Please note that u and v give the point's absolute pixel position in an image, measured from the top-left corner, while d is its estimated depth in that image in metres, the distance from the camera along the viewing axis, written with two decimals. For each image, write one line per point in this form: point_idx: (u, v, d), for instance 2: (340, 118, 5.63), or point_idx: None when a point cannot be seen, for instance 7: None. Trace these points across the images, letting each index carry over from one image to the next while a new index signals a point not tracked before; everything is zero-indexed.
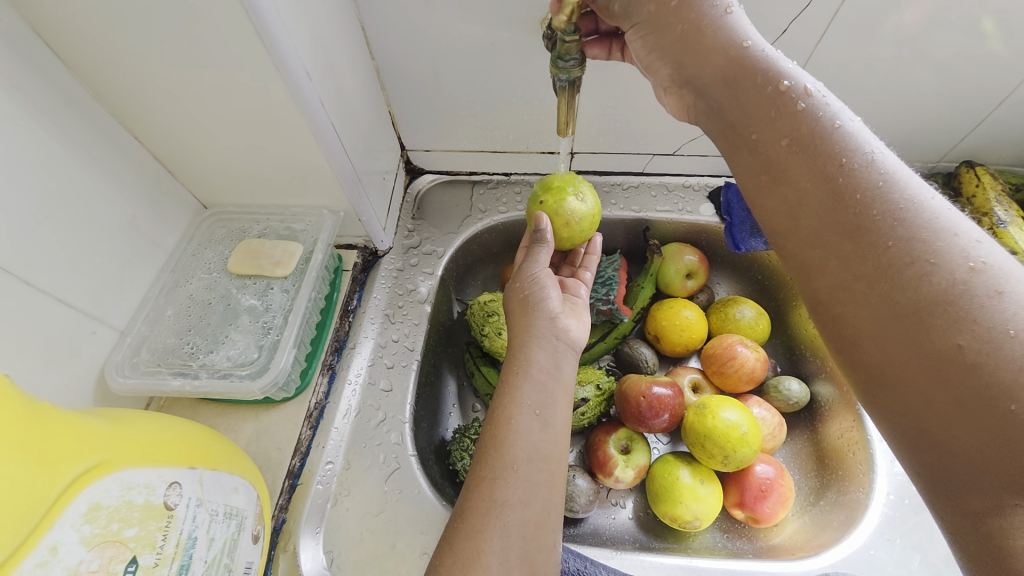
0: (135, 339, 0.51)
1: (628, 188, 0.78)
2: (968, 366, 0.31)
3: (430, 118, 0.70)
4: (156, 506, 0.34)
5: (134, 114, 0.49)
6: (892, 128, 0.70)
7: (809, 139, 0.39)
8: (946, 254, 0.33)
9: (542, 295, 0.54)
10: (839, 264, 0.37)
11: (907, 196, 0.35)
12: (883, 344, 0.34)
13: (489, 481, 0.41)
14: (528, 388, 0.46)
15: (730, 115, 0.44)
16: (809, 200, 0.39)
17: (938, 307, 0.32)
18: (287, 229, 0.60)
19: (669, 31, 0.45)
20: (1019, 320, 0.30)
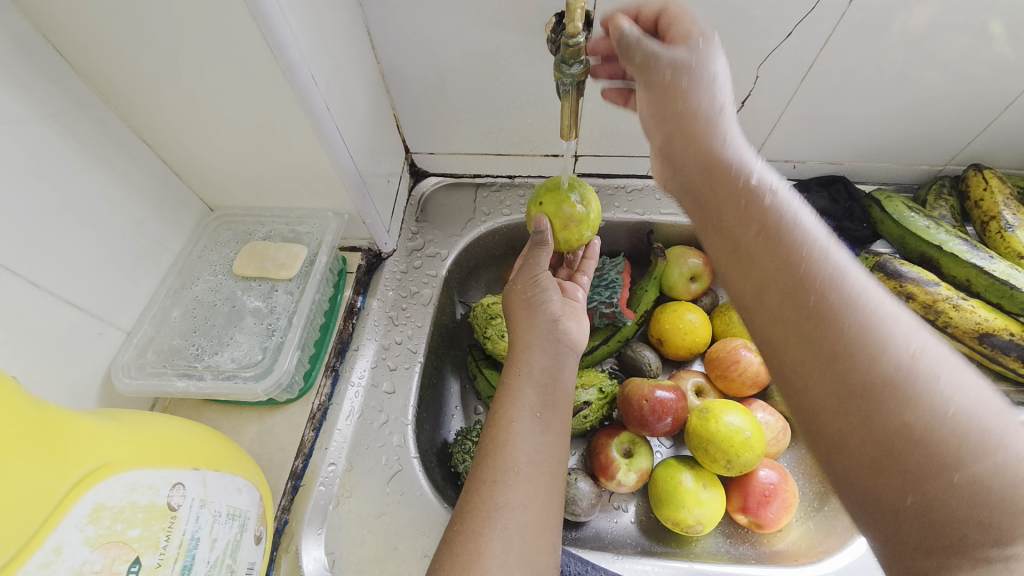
0: (141, 340, 0.51)
1: (633, 191, 0.78)
2: (915, 444, 0.28)
3: (435, 121, 0.71)
4: (160, 507, 0.34)
5: (142, 117, 0.50)
6: (899, 132, 0.70)
7: (770, 226, 0.38)
8: (889, 335, 0.31)
9: (541, 298, 0.55)
10: (795, 344, 0.35)
11: (851, 280, 0.34)
12: (837, 423, 0.32)
13: (489, 484, 0.41)
14: (529, 389, 0.47)
15: (704, 199, 0.45)
16: (768, 277, 0.37)
17: (887, 388, 0.30)
18: (292, 231, 0.61)
19: (670, 100, 0.47)
20: (960, 403, 0.28)
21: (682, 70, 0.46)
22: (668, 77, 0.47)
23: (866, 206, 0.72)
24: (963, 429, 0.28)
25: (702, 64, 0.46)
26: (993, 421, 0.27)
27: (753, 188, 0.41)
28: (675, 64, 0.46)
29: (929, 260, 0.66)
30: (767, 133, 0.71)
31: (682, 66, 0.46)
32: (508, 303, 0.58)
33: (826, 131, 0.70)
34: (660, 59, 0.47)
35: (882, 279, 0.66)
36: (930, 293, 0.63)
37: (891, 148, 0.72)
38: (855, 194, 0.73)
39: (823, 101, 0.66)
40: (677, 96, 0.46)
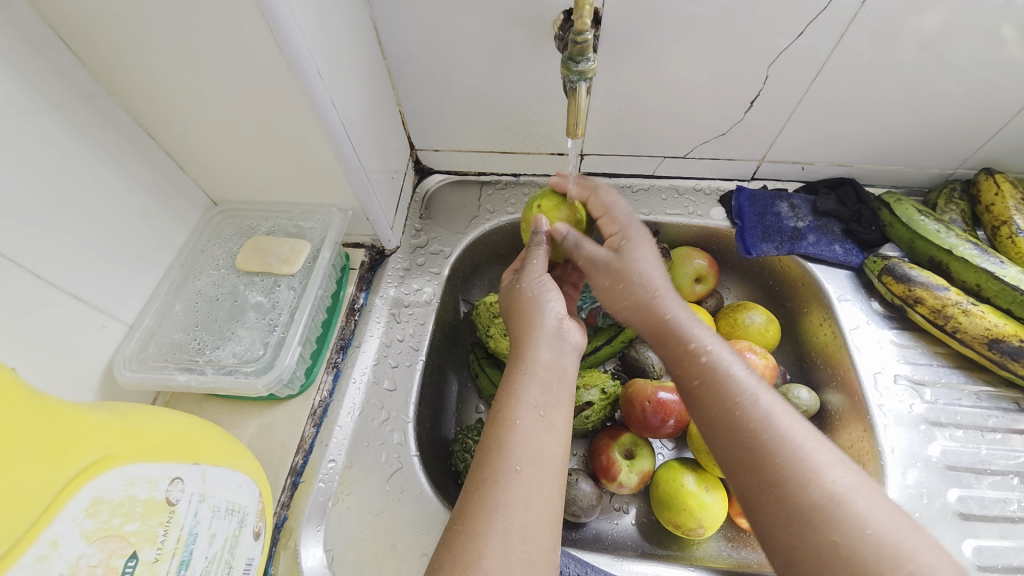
0: (144, 334, 0.51)
1: (638, 191, 0.78)
2: (847, 566, 0.33)
3: (440, 119, 0.70)
4: (159, 502, 0.34)
5: (147, 110, 0.50)
6: (910, 135, 0.69)
7: (713, 379, 0.43)
8: (817, 467, 0.37)
9: (545, 300, 0.54)
10: (741, 476, 0.39)
11: (781, 417, 0.39)
12: (784, 541, 0.36)
13: (492, 484, 0.41)
14: (534, 388, 0.47)
15: (660, 350, 0.50)
16: (713, 414, 0.42)
17: (818, 512, 0.35)
18: (295, 227, 0.61)
19: (608, 296, 0.56)
20: (874, 522, 0.34)
21: (611, 264, 0.56)
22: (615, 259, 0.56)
23: (875, 208, 0.71)
24: (881, 545, 0.33)
25: (630, 263, 0.55)
26: (903, 541, 0.33)
27: (693, 351, 0.47)
28: (602, 263, 0.56)
29: (938, 264, 0.65)
30: (776, 134, 0.70)
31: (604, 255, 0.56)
32: (507, 303, 0.57)
33: (835, 133, 0.69)
34: (592, 266, 0.57)
35: (890, 283, 0.65)
36: (939, 297, 0.62)
37: (902, 150, 0.71)
38: (863, 196, 0.72)
39: (834, 103, 0.65)
40: (608, 291, 0.56)
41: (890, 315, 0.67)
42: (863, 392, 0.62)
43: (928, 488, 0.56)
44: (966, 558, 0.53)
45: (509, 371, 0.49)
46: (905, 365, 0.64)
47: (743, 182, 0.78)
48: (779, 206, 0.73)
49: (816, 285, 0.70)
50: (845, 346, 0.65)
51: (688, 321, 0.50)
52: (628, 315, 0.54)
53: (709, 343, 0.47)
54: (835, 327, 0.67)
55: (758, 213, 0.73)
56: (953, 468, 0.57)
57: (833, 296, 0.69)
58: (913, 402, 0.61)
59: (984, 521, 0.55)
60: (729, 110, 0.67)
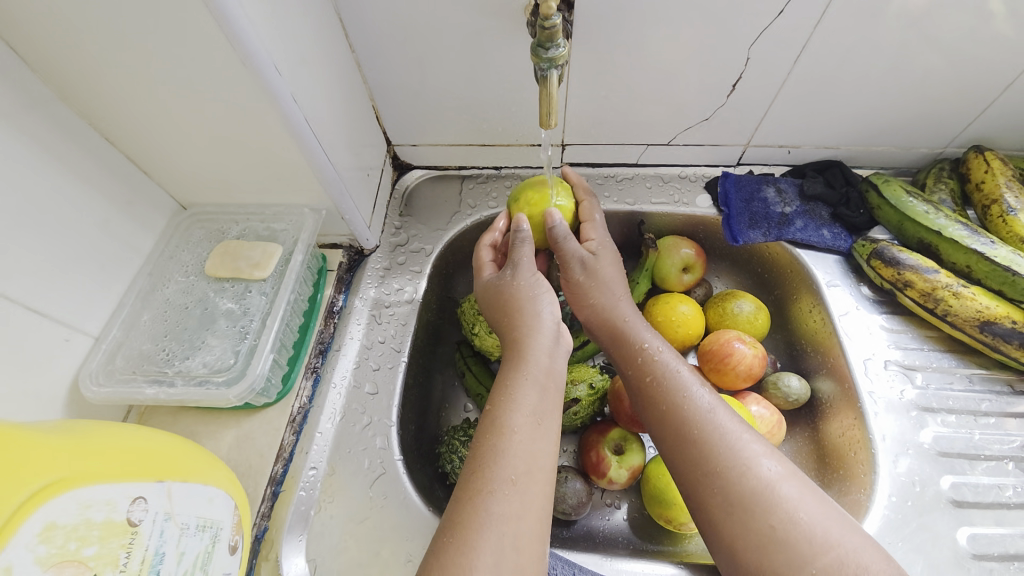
0: (110, 346, 0.50)
1: (623, 180, 0.76)
2: (781, 544, 0.39)
3: (416, 113, 0.68)
4: (119, 523, 0.33)
5: (102, 113, 0.48)
6: (898, 115, 0.67)
7: (663, 378, 0.49)
8: (754, 458, 0.43)
9: (540, 300, 0.53)
10: (691, 472, 0.44)
11: (722, 414, 0.46)
12: (731, 526, 0.41)
13: (485, 494, 0.39)
14: (531, 393, 0.46)
15: (617, 351, 0.54)
16: (665, 412, 0.48)
17: (758, 502, 0.41)
18: (267, 229, 0.59)
19: (582, 292, 0.58)
20: (803, 504, 0.40)
21: (588, 263, 0.58)
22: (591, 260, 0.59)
23: (863, 190, 0.70)
24: (810, 523, 0.39)
25: (602, 267, 0.58)
26: (825, 520, 0.40)
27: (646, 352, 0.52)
28: (580, 260, 0.58)
29: (928, 246, 0.63)
30: (761, 118, 0.68)
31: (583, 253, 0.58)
32: (495, 294, 0.55)
33: (821, 115, 0.67)
34: (572, 261, 0.58)
35: (879, 267, 0.64)
36: (929, 280, 0.61)
37: (890, 130, 0.69)
38: (851, 178, 0.71)
39: (819, 84, 0.63)
40: (581, 288, 0.58)
41: (881, 299, 0.66)
42: (854, 378, 0.61)
43: (920, 475, 0.55)
44: (960, 546, 0.52)
45: (505, 376, 0.48)
46: (896, 350, 0.63)
47: (729, 168, 0.76)
48: (765, 191, 0.71)
49: (805, 271, 0.69)
50: (834, 332, 0.64)
51: (641, 324, 0.55)
52: (590, 316, 0.58)
53: (658, 345, 0.53)
54: (825, 313, 0.66)
55: (744, 199, 0.71)
56: (946, 455, 0.57)
57: (822, 282, 0.67)
58: (904, 388, 0.60)
59: (977, 508, 0.54)
60: (712, 94, 0.65)
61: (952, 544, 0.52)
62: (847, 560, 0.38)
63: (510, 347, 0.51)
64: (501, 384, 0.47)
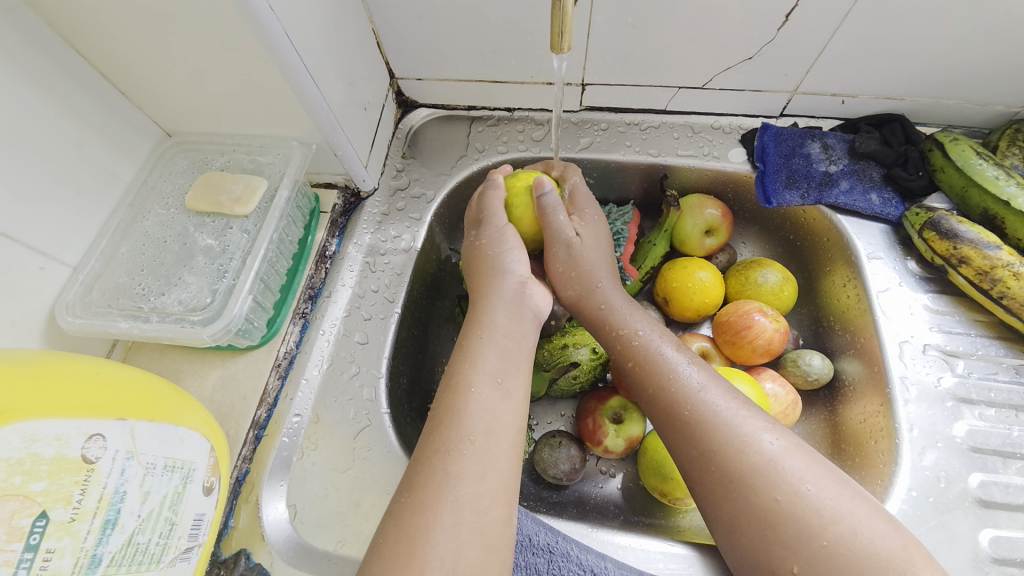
0: (88, 277, 0.48)
1: (648, 128, 0.68)
2: (786, 519, 0.35)
3: (419, 40, 0.61)
4: (71, 460, 0.32)
5: (65, 20, 0.43)
6: (981, 62, 0.57)
7: (647, 359, 0.45)
8: (752, 433, 0.39)
9: (510, 254, 0.51)
10: (683, 452, 0.41)
11: (712, 392, 0.42)
12: (730, 507, 0.37)
13: (442, 455, 0.37)
14: (491, 354, 0.43)
15: (599, 332, 0.51)
16: (653, 395, 0.44)
17: (759, 476, 0.37)
18: (252, 162, 0.55)
19: (557, 277, 0.53)
20: (810, 479, 0.36)
21: (573, 249, 0.52)
22: (575, 241, 0.52)
23: (925, 150, 0.61)
24: (819, 500, 0.35)
25: (584, 252, 0.52)
26: (834, 491, 0.36)
27: (625, 332, 0.48)
28: (563, 242, 0.52)
29: (992, 219, 0.56)
30: (814, 60, 0.59)
31: (569, 235, 0.52)
32: (467, 263, 0.54)
33: (891, 58, 0.57)
34: (555, 242, 0.52)
35: (933, 240, 0.56)
36: (988, 258, 0.53)
37: (967, 80, 0.59)
38: (913, 135, 0.61)
39: (890, 18, 0.53)
40: (558, 274, 0.53)
41: (928, 277, 0.59)
42: (884, 362, 0.55)
43: (946, 472, 0.50)
44: (980, 548, 0.48)
45: (467, 340, 0.45)
46: (937, 334, 0.56)
47: (770, 120, 0.67)
48: (809, 146, 0.64)
49: (843, 240, 0.62)
50: (868, 311, 0.58)
51: (621, 302, 0.50)
52: (569, 300, 0.53)
53: (638, 322, 0.48)
54: (860, 289, 0.59)
55: (784, 155, 0.63)
56: (979, 451, 0.51)
57: (862, 254, 0.60)
58: (941, 375, 0.54)
59: (1005, 510, 0.49)
60: (761, 27, 0.55)
61: (972, 545, 0.48)
62: (860, 530, 0.34)
63: (471, 304, 0.49)
64: (458, 344, 0.45)
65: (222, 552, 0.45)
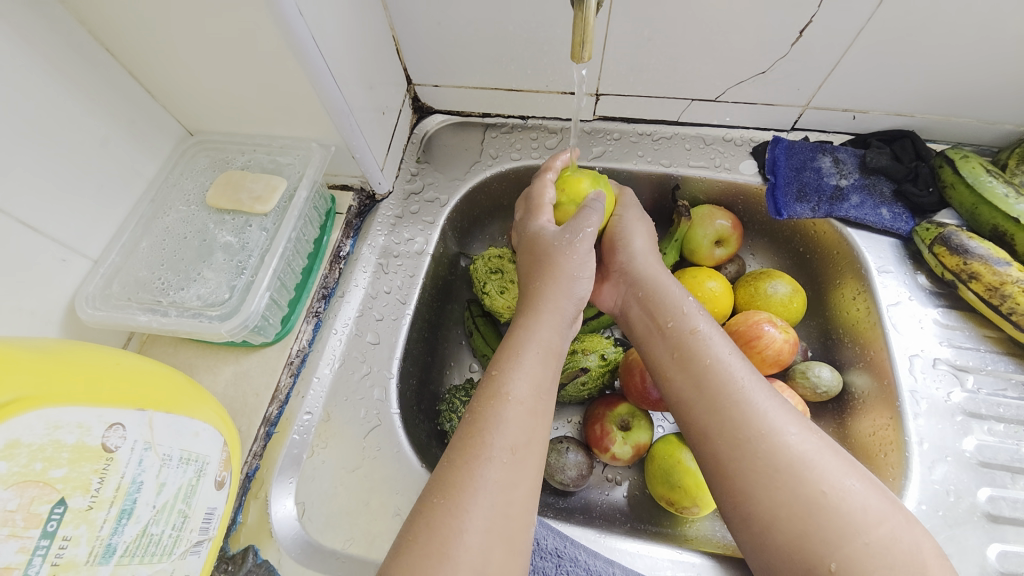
0: (108, 271, 0.49)
1: (660, 139, 0.69)
2: (831, 512, 0.35)
3: (438, 47, 0.62)
4: (91, 448, 0.32)
5: (97, 20, 0.44)
6: (992, 81, 0.58)
7: (706, 333, 0.46)
8: (801, 425, 0.39)
9: (579, 281, 0.50)
10: (723, 436, 0.40)
11: (762, 382, 0.42)
12: (772, 495, 0.37)
13: (482, 460, 0.37)
14: (535, 366, 0.43)
15: (651, 302, 0.51)
16: (708, 368, 0.43)
17: (804, 469, 0.37)
18: (273, 162, 0.56)
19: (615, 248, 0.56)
20: (854, 476, 0.37)
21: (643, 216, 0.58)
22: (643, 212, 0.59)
23: (935, 166, 0.61)
24: (862, 497, 0.36)
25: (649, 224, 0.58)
26: (874, 492, 0.36)
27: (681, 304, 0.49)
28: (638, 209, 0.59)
29: (1001, 235, 0.56)
30: (826, 75, 0.60)
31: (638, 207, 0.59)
32: (544, 248, 0.52)
33: (903, 74, 0.58)
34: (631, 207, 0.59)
35: (943, 254, 0.57)
36: (998, 274, 0.53)
37: (977, 98, 0.60)
38: (923, 151, 0.62)
39: (900, 37, 0.54)
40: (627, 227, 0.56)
41: (938, 291, 0.59)
42: (894, 375, 0.55)
43: (956, 486, 0.50)
44: (988, 563, 0.47)
45: (513, 345, 0.45)
46: (946, 348, 0.57)
47: (781, 133, 0.68)
48: (820, 160, 0.64)
49: (854, 253, 0.62)
50: (878, 324, 0.58)
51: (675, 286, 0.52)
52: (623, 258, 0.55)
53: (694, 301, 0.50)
54: (871, 301, 0.59)
55: (794, 167, 0.64)
56: (988, 465, 0.51)
57: (873, 268, 0.60)
58: (950, 390, 0.54)
59: (1014, 526, 0.49)
60: (774, 42, 0.57)
61: (980, 560, 0.47)
62: (899, 536, 0.34)
63: (526, 316, 0.48)
64: (509, 352, 0.44)
65: (230, 548, 0.46)
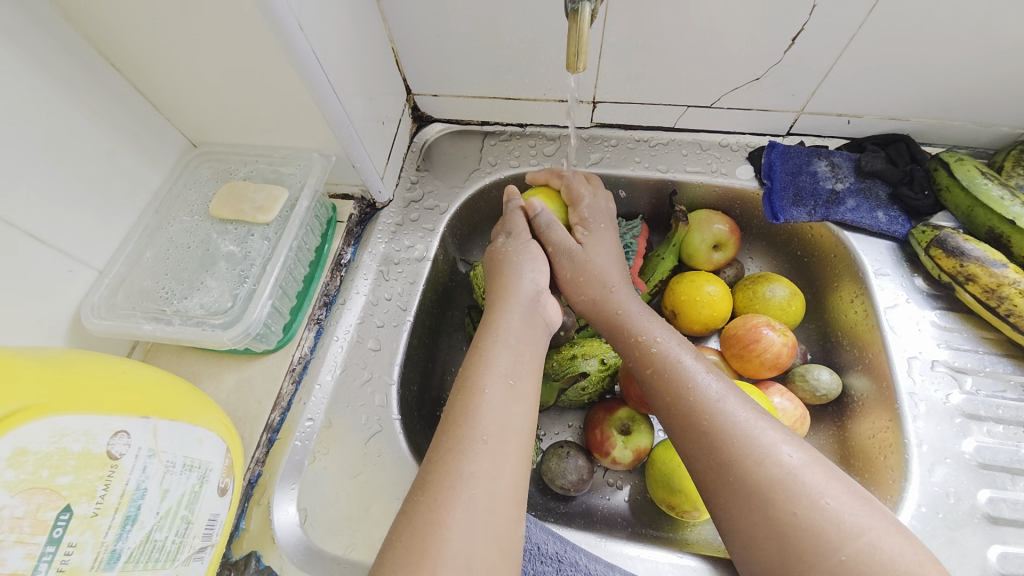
0: (113, 280, 0.50)
1: (657, 145, 0.70)
2: (804, 533, 0.35)
3: (436, 58, 0.63)
4: (97, 455, 0.33)
5: (103, 36, 0.45)
6: (984, 85, 0.58)
7: (665, 368, 0.46)
8: (770, 445, 0.39)
9: (523, 262, 0.54)
10: (699, 464, 0.41)
11: (728, 405, 0.42)
12: (748, 519, 0.37)
13: (456, 454, 0.37)
14: (505, 358, 0.44)
15: (617, 341, 0.52)
16: (672, 402, 0.44)
17: (776, 489, 0.37)
18: (274, 172, 0.57)
19: (571, 284, 0.56)
20: (829, 493, 0.36)
21: (576, 255, 0.56)
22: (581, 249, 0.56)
23: (931, 169, 0.62)
24: (838, 514, 0.35)
25: (592, 258, 0.56)
26: (853, 506, 0.36)
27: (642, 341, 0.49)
28: (569, 251, 0.56)
29: (998, 237, 0.56)
30: (820, 81, 0.60)
31: (571, 244, 0.56)
32: (492, 258, 0.57)
33: (897, 79, 0.59)
34: (560, 253, 0.57)
35: (939, 257, 0.57)
36: (995, 276, 0.54)
37: (971, 101, 0.60)
38: (918, 155, 0.63)
39: (891, 42, 0.55)
40: (570, 282, 0.56)
41: (935, 293, 0.60)
42: (893, 377, 0.55)
43: (957, 488, 0.50)
44: (989, 565, 0.47)
45: (479, 342, 0.46)
46: (944, 350, 0.57)
47: (777, 138, 0.69)
48: (816, 164, 0.65)
49: (851, 256, 0.62)
50: (876, 326, 0.58)
51: (642, 315, 0.52)
52: (586, 307, 0.56)
53: (656, 333, 0.49)
54: (868, 305, 0.60)
55: (790, 172, 0.65)
56: (988, 467, 0.51)
57: (870, 271, 0.61)
58: (949, 392, 0.54)
59: (1015, 527, 0.49)
60: (767, 49, 0.57)
61: (981, 562, 0.47)
62: (879, 546, 0.34)
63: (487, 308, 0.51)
64: (474, 347, 0.46)
65: (232, 554, 0.46)
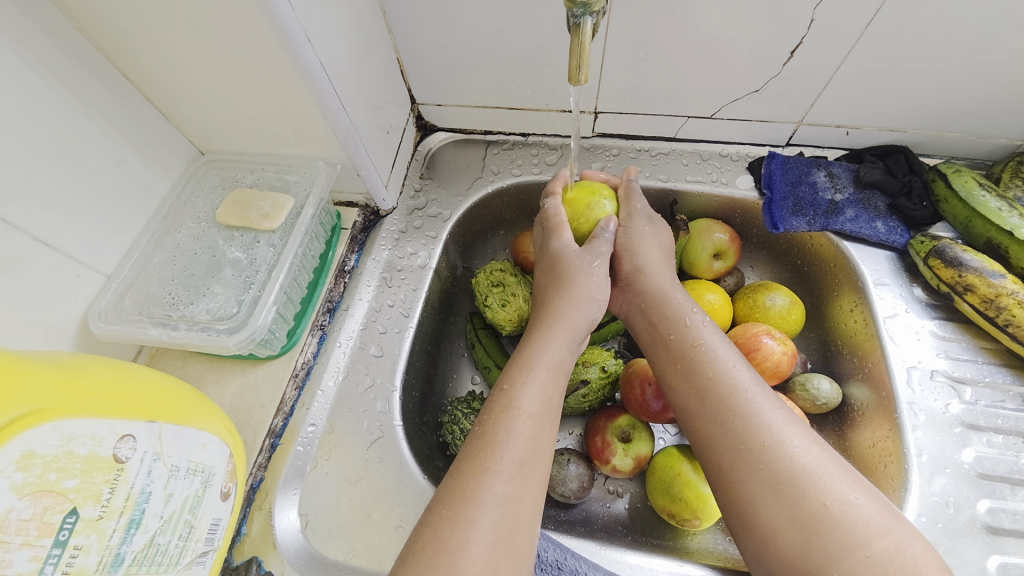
0: (120, 286, 0.50)
1: (658, 155, 0.71)
2: (832, 526, 0.35)
3: (441, 68, 0.64)
4: (103, 458, 0.33)
5: (115, 46, 0.46)
6: (981, 97, 0.59)
7: (709, 346, 0.46)
8: (802, 438, 0.40)
9: (593, 303, 0.51)
10: (727, 446, 0.41)
11: (765, 395, 0.43)
12: (773, 510, 0.37)
13: (491, 472, 0.38)
14: (544, 380, 0.44)
15: (659, 313, 0.51)
16: (712, 381, 0.44)
17: (807, 480, 0.37)
18: (280, 180, 0.58)
19: (636, 241, 0.56)
20: (856, 489, 0.37)
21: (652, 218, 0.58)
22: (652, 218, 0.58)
23: (929, 180, 0.62)
24: (864, 510, 0.36)
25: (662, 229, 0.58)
26: (877, 506, 0.36)
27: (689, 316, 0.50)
28: (647, 215, 0.58)
29: (996, 247, 0.57)
30: (818, 93, 0.61)
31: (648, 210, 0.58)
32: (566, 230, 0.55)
33: (894, 91, 0.60)
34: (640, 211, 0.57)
35: (938, 267, 0.57)
36: (993, 286, 0.54)
37: (968, 114, 0.61)
38: (916, 166, 0.63)
39: (888, 56, 0.56)
40: (634, 239, 0.56)
41: (934, 303, 0.60)
42: (893, 386, 0.56)
43: (957, 498, 0.50)
44: None
45: (524, 358, 0.46)
46: (943, 360, 0.57)
47: (777, 148, 0.70)
48: (815, 175, 0.65)
49: (850, 265, 0.63)
50: (876, 334, 0.59)
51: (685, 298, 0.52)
52: (633, 272, 0.55)
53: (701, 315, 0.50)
54: (868, 314, 0.60)
55: (790, 182, 0.65)
56: (987, 477, 0.51)
57: (869, 280, 0.61)
58: (949, 402, 0.54)
59: (1014, 537, 0.49)
60: (765, 62, 0.58)
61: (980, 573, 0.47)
62: (903, 547, 0.34)
63: (543, 319, 0.50)
64: (518, 363, 0.46)
65: (233, 559, 0.46)
